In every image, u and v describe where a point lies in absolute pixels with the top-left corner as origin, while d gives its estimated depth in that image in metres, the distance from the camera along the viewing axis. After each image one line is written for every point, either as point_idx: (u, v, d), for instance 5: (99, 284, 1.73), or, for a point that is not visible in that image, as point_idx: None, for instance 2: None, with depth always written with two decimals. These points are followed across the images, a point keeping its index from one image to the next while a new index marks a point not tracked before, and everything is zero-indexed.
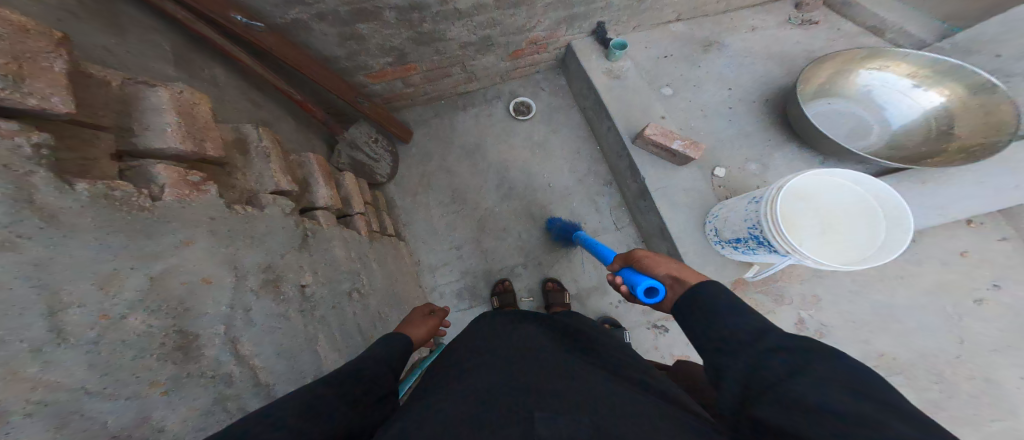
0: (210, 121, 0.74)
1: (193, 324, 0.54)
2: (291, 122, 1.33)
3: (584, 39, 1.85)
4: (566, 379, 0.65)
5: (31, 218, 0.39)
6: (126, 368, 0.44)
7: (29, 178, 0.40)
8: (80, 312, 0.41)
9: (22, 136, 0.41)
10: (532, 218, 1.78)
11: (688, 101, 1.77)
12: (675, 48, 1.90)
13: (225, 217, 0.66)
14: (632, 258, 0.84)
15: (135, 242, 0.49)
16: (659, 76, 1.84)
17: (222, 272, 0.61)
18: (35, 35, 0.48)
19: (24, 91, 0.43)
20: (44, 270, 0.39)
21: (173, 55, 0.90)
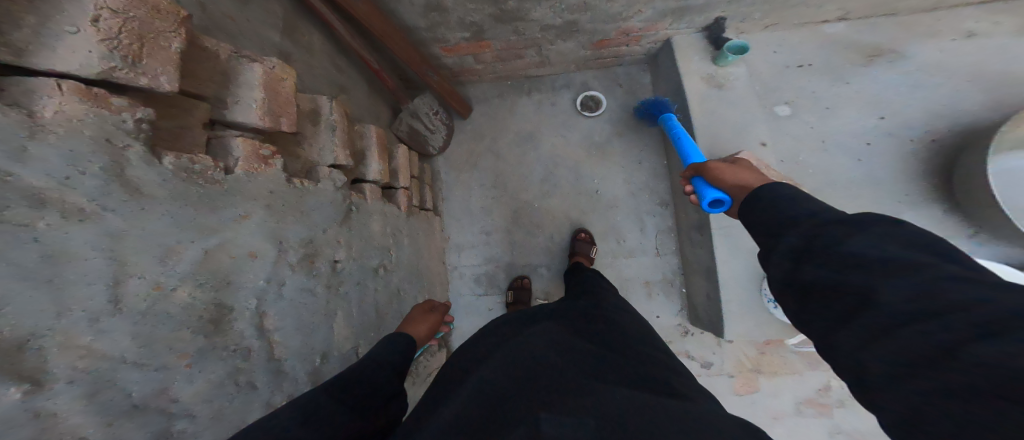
0: (291, 96, 0.75)
1: (230, 297, 0.62)
2: (366, 89, 1.40)
3: (692, 35, 1.53)
4: (570, 379, 0.70)
5: (118, 191, 0.46)
6: (162, 339, 0.51)
7: (124, 152, 0.46)
8: (138, 283, 0.48)
9: (128, 114, 0.47)
10: (568, 221, 1.72)
11: (809, 127, 1.41)
12: (817, 56, 1.47)
13: (282, 191, 0.72)
14: (703, 168, 0.86)
15: (200, 215, 0.56)
16: (780, 91, 1.47)
17: (267, 246, 0.69)
18: (166, 13, 0.51)
19: (139, 72, 0.47)
20: (119, 242, 0.46)
21: (284, 24, 1.00)
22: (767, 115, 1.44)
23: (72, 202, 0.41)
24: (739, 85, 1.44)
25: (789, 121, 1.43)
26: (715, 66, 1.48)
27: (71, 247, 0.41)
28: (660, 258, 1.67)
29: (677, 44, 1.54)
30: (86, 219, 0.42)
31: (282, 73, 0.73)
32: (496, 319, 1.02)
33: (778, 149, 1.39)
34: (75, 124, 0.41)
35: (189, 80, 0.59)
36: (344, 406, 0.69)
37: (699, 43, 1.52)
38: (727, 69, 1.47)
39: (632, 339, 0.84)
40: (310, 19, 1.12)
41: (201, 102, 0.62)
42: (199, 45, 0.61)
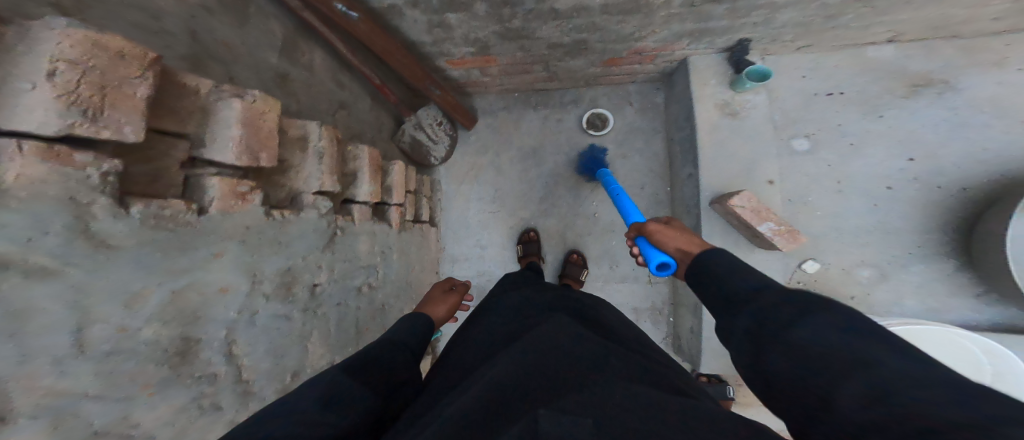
0: (273, 130, 0.75)
1: (198, 330, 0.66)
2: (369, 101, 1.42)
3: (712, 55, 1.36)
4: (566, 368, 0.63)
5: (83, 245, 0.49)
6: (126, 373, 0.55)
7: (91, 207, 0.49)
8: (103, 326, 0.52)
9: (93, 167, 0.50)
10: (562, 241, 1.73)
11: (824, 165, 1.26)
12: (851, 83, 1.25)
13: (259, 225, 0.75)
14: (645, 229, 0.85)
15: (169, 258, 0.60)
16: (800, 121, 1.29)
17: (240, 280, 0.73)
18: (127, 60, 0.52)
19: (100, 125, 0.49)
20: (83, 292, 0.50)
21: (281, 43, 1.02)
22: (778, 150, 1.29)
23: (36, 261, 0.45)
24: (755, 115, 1.31)
25: (804, 158, 1.28)
26: (731, 91, 1.33)
27: (36, 300, 0.45)
28: (653, 287, 1.67)
29: (694, 65, 1.39)
30: (49, 275, 0.46)
31: (265, 107, 0.73)
32: (500, 308, 0.96)
33: (787, 188, 1.28)
34: (39, 186, 0.44)
35: (165, 121, 0.62)
36: (366, 387, 0.64)
37: (720, 65, 1.36)
38: (744, 95, 1.32)
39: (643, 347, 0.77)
40: (313, 37, 1.16)
41: (183, 140, 0.66)
42: (178, 82, 0.63)
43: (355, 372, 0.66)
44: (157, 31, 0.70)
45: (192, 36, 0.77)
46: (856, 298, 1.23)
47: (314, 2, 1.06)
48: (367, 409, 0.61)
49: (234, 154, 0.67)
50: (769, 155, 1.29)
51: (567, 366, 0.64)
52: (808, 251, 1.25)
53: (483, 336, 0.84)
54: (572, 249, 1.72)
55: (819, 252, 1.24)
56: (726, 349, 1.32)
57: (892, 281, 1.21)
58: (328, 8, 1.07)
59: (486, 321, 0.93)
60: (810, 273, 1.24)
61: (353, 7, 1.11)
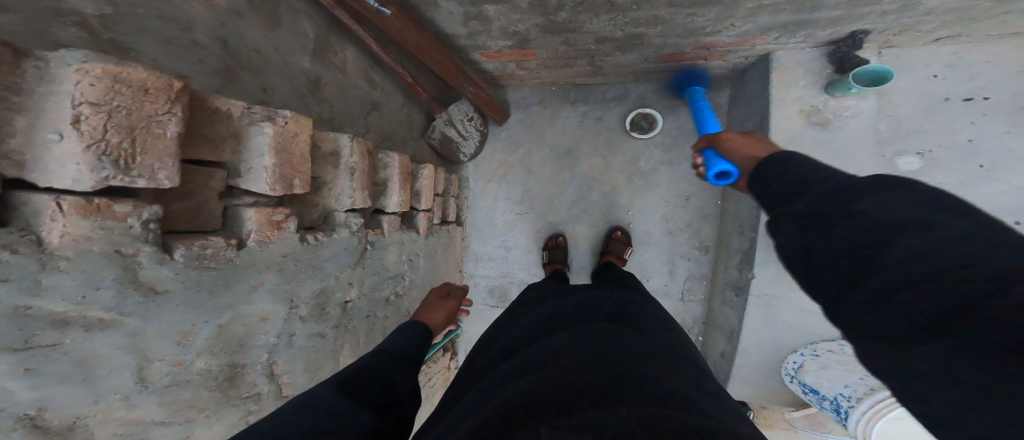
0: (306, 151, 0.70)
1: (243, 356, 0.69)
2: (401, 98, 1.34)
3: (806, 49, 1.11)
4: (587, 384, 0.56)
5: (133, 296, 0.49)
6: (184, 401, 0.61)
7: (135, 258, 0.48)
8: (161, 363, 0.55)
9: (134, 216, 0.47)
10: (591, 250, 1.67)
11: (936, 190, 1.05)
12: (1003, 87, 0.99)
13: (295, 252, 0.72)
14: (717, 140, 0.72)
15: (215, 296, 0.59)
16: (916, 134, 1.05)
17: (280, 307, 0.74)
18: (153, 95, 0.46)
19: (132, 175, 0.45)
20: (140, 337, 0.52)
21: (313, 44, 0.94)
22: (877, 171, 1.07)
23: (93, 316, 0.46)
24: (853, 125, 1.09)
25: (912, 182, 1.06)
26: (826, 95, 1.10)
27: (98, 350, 0.48)
28: (682, 305, 1.61)
29: (779, 61, 1.14)
30: (106, 326, 0.48)
31: (297, 128, 0.67)
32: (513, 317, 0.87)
33: None
34: (83, 244, 0.43)
35: (201, 151, 0.58)
36: (365, 399, 0.60)
37: (815, 62, 1.11)
38: (845, 100, 1.09)
39: (696, 361, 0.64)
40: (345, 34, 1.07)
41: (219, 169, 0.62)
42: (209, 107, 0.58)
43: (342, 391, 0.60)
44: (189, 45, 0.66)
45: (224, 45, 0.72)
46: None
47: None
48: (368, 419, 0.56)
49: (267, 184, 0.64)
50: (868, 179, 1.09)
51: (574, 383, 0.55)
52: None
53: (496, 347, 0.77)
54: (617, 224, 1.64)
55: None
56: (758, 382, 1.26)
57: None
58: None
59: (504, 331, 0.85)
60: None
61: (386, 2, 1.01)
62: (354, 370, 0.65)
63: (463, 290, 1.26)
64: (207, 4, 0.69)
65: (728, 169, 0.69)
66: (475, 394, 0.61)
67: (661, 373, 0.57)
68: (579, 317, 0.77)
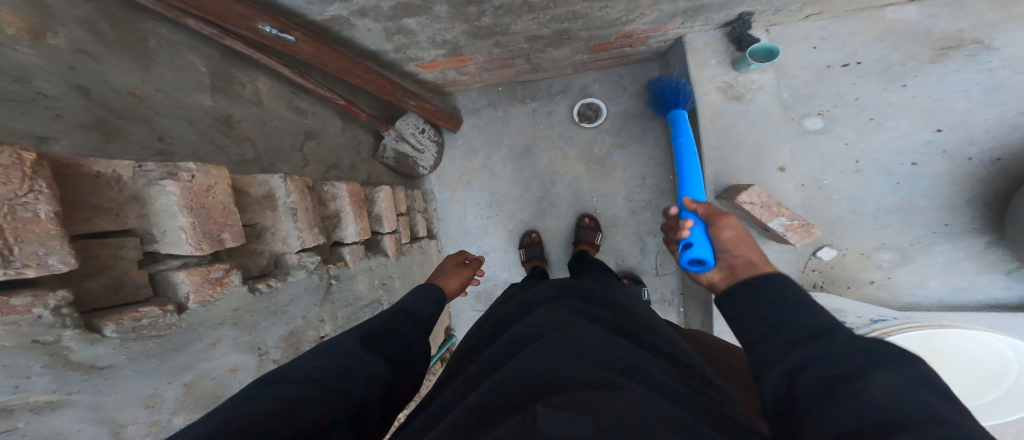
0: (227, 201, 0.70)
1: None
2: (339, 123, 1.35)
3: (708, 32, 1.24)
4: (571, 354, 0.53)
5: (76, 374, 0.49)
6: None
7: (59, 343, 0.47)
8: (136, 426, 0.57)
9: (39, 306, 0.45)
10: (565, 241, 1.70)
11: (842, 143, 1.16)
12: (869, 51, 1.13)
13: (248, 303, 0.72)
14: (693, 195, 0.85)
15: (167, 359, 0.59)
16: (813, 98, 1.18)
17: (248, 356, 0.74)
18: (5, 175, 0.43)
19: (17, 266, 0.44)
20: (100, 409, 0.52)
21: (209, 79, 0.92)
22: (789, 131, 1.20)
23: (37, 399, 0.46)
24: (762, 96, 1.21)
25: (818, 138, 1.18)
26: (735, 72, 1.23)
27: (60, 427, 0.49)
28: (661, 279, 1.66)
29: (691, 44, 1.26)
30: (58, 406, 0.48)
31: (208, 180, 0.67)
32: (501, 309, 0.86)
33: (798, 173, 1.20)
34: None
35: (97, 222, 0.56)
36: (382, 360, 0.59)
37: (719, 42, 1.24)
38: (749, 76, 1.22)
39: (660, 335, 0.64)
40: (248, 64, 1.04)
41: (129, 236, 0.61)
42: (91, 174, 0.55)
43: (366, 345, 0.60)
44: (33, 99, 0.62)
45: (83, 92, 0.68)
46: (876, 282, 1.20)
47: (237, 28, 0.93)
48: (372, 381, 0.54)
49: (192, 244, 0.64)
50: (783, 138, 1.19)
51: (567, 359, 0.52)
52: (824, 237, 1.21)
53: (484, 339, 0.73)
54: (584, 212, 1.68)
55: (836, 238, 1.20)
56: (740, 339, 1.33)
57: (916, 262, 1.16)
58: (255, 33, 0.95)
59: (485, 324, 0.82)
60: (825, 260, 1.21)
61: (288, 29, 0.98)
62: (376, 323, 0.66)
63: (480, 260, 1.30)
64: (36, 45, 0.63)
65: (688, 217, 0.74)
66: (449, 399, 0.54)
67: (642, 353, 0.55)
68: (563, 302, 0.75)
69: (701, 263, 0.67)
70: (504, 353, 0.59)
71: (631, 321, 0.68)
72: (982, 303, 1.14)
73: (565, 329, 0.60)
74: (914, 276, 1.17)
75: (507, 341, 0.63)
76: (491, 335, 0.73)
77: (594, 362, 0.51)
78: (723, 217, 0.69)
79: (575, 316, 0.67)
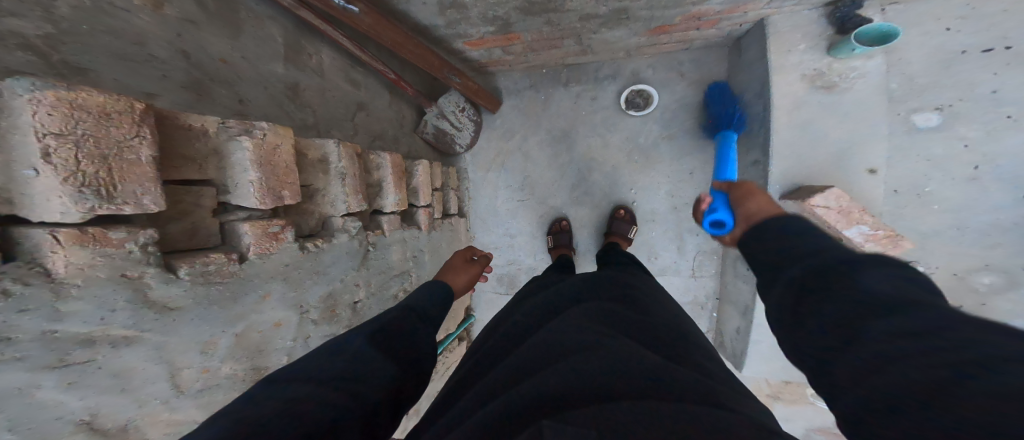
0: (290, 163, 0.71)
1: (265, 360, 0.73)
2: (387, 96, 1.35)
3: (804, 12, 1.12)
4: (581, 364, 0.50)
5: (149, 313, 0.52)
6: (219, 402, 0.66)
7: (142, 279, 0.50)
8: (191, 370, 0.60)
9: (131, 241, 0.49)
10: (597, 232, 1.67)
11: (960, 144, 1.04)
12: (1021, 34, 0.97)
13: (297, 261, 0.75)
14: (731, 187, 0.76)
15: (224, 308, 0.62)
16: (931, 89, 1.05)
17: (291, 313, 0.76)
18: (118, 119, 0.46)
19: (118, 202, 0.46)
20: (164, 349, 0.55)
21: (284, 49, 0.94)
22: (892, 126, 1.09)
23: (116, 333, 0.50)
24: (862, 87, 1.09)
25: (931, 136, 1.06)
26: (830, 58, 1.11)
27: (130, 363, 0.52)
28: (694, 280, 1.61)
29: (774, 28, 1.15)
30: (131, 341, 0.52)
31: (277, 139, 0.68)
32: (531, 300, 0.83)
33: (894, 176, 1.11)
34: (88, 272, 0.45)
35: (184, 170, 0.59)
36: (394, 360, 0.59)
37: (816, 25, 1.12)
38: (849, 62, 1.10)
39: (701, 350, 0.59)
40: (318, 37, 1.06)
41: (207, 186, 0.64)
42: (185, 126, 0.58)
43: (374, 343, 0.60)
44: (145, 59, 0.65)
45: (185, 57, 0.72)
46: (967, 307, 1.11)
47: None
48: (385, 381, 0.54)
49: (257, 198, 0.65)
50: (883, 136, 1.08)
51: (591, 374, 0.48)
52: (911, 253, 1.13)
53: (509, 331, 0.70)
54: (619, 204, 1.63)
55: (925, 252, 1.12)
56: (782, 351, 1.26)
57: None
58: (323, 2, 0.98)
59: (513, 313, 0.79)
60: None
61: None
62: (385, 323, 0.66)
63: (489, 257, 1.27)
64: (154, 14, 0.67)
65: (722, 220, 0.78)
66: (467, 403, 0.52)
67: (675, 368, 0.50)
68: (590, 303, 0.71)
69: (721, 226, 0.80)
70: (527, 357, 0.56)
71: (664, 321, 0.65)
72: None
73: (582, 334, 0.58)
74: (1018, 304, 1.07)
75: (522, 348, 0.60)
76: (518, 325, 0.71)
77: (609, 368, 0.49)
78: (741, 188, 0.72)
79: (599, 321, 0.63)
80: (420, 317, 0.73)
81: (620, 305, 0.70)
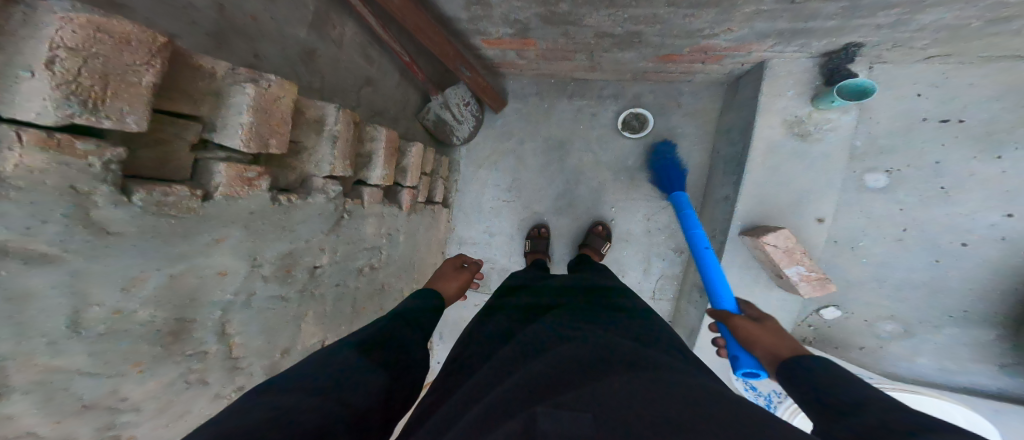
0: (286, 115, 0.75)
1: (191, 311, 0.67)
2: (397, 78, 1.40)
3: (799, 60, 1.15)
4: (571, 357, 0.57)
5: (81, 233, 0.48)
6: (118, 353, 0.58)
7: (90, 196, 0.47)
8: (99, 308, 0.53)
9: (94, 156, 0.46)
10: (574, 244, 1.70)
11: (897, 207, 1.17)
12: (977, 111, 1.06)
13: (263, 211, 0.75)
14: (729, 320, 0.78)
15: (169, 243, 0.59)
16: (888, 151, 1.16)
17: (239, 263, 0.73)
18: (135, 47, 0.47)
19: (101, 116, 0.45)
20: (80, 277, 0.50)
21: (313, 16, 0.98)
22: (847, 183, 1.20)
23: (32, 247, 0.44)
24: (830, 137, 1.15)
25: (876, 195, 1.19)
26: (811, 107, 1.16)
27: (33, 284, 0.46)
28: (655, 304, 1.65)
29: (773, 70, 1.17)
30: (49, 261, 0.46)
31: (280, 92, 0.72)
32: (508, 301, 0.91)
33: (838, 227, 1.24)
34: (35, 177, 0.42)
35: (178, 103, 0.60)
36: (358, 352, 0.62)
37: (806, 73, 1.15)
38: (827, 114, 1.15)
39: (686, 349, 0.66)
40: (345, 8, 1.10)
41: (195, 121, 0.65)
42: (196, 65, 0.61)
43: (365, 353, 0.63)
44: (182, 6, 0.66)
45: (221, 9, 0.73)
46: (865, 348, 1.31)
47: None
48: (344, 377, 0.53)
49: (242, 141, 0.68)
50: (835, 191, 1.16)
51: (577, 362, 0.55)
52: None
53: (492, 329, 0.77)
54: (599, 220, 1.67)
55: (845, 300, 1.28)
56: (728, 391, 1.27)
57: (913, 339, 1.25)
58: None
59: (494, 315, 0.87)
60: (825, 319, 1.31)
61: None
62: (371, 336, 0.68)
63: (478, 263, 1.29)
64: None
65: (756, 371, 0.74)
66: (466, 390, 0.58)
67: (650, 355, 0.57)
68: (568, 307, 0.79)
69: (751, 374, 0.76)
70: (513, 353, 0.63)
71: (631, 318, 0.73)
72: (961, 387, 1.25)
73: (565, 334, 0.65)
74: (906, 349, 1.28)
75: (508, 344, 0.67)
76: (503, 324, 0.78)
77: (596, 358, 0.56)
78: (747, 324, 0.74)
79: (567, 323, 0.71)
80: (409, 324, 0.77)
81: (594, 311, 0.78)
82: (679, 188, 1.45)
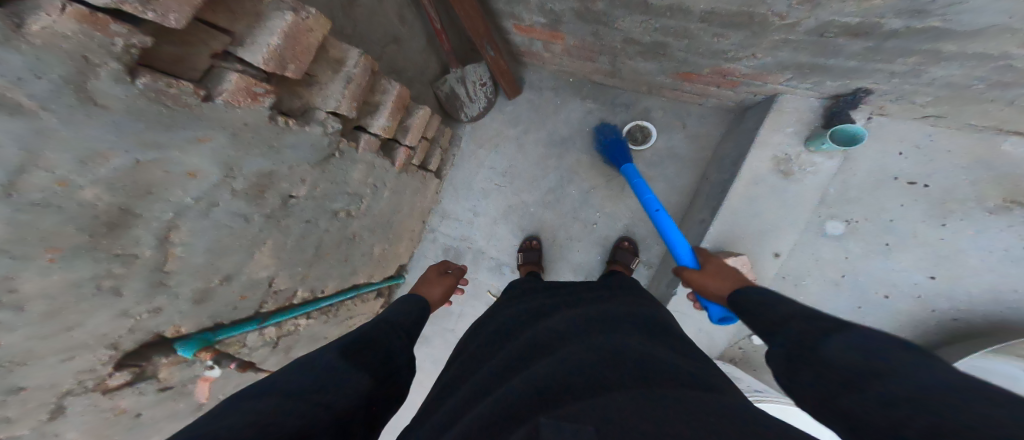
0: (312, 47, 0.75)
1: (141, 206, 0.61)
2: (423, 42, 1.41)
3: (809, 99, 1.20)
4: (562, 367, 0.59)
5: (67, 97, 0.43)
6: (39, 231, 0.50)
7: (97, 70, 0.44)
8: (42, 176, 0.46)
9: (123, 39, 0.45)
10: (552, 239, 1.75)
11: (844, 255, 1.35)
12: (944, 175, 1.21)
13: (258, 126, 0.72)
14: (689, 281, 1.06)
15: (150, 130, 0.54)
16: (853, 203, 1.31)
17: (213, 169, 0.69)
18: None
19: (149, 8, 0.45)
20: (41, 137, 0.43)
21: None
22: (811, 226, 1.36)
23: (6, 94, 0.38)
24: (809, 181, 1.25)
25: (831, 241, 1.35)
26: (803, 147, 1.24)
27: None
28: None
29: (780, 105, 1.23)
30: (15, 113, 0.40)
31: (314, 25, 0.73)
32: (509, 309, 0.95)
33: (789, 265, 1.40)
34: (57, 42, 0.39)
35: (216, 16, 0.60)
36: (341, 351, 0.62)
37: (811, 113, 1.21)
38: (813, 156, 1.24)
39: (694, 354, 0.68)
40: None
41: (225, 35, 0.63)
42: None
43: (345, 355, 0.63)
44: None
45: None
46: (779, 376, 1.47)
47: None
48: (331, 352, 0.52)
49: (264, 60, 0.66)
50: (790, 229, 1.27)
51: (569, 371, 0.58)
52: None
53: (490, 340, 0.82)
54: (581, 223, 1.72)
55: None
56: None
57: None
58: None
59: (492, 323, 0.91)
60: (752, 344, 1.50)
61: None
62: (356, 337, 0.69)
63: (462, 270, 1.29)
64: None
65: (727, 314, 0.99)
66: (469, 403, 0.60)
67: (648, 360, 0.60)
68: (564, 314, 0.82)
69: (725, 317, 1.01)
70: (507, 367, 0.66)
71: (594, 316, 0.79)
72: None
73: (559, 346, 0.68)
74: None
75: (503, 357, 0.70)
76: (499, 334, 0.82)
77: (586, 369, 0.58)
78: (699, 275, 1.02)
79: (574, 332, 0.72)
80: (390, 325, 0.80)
81: (580, 314, 0.80)
82: (625, 162, 1.55)
